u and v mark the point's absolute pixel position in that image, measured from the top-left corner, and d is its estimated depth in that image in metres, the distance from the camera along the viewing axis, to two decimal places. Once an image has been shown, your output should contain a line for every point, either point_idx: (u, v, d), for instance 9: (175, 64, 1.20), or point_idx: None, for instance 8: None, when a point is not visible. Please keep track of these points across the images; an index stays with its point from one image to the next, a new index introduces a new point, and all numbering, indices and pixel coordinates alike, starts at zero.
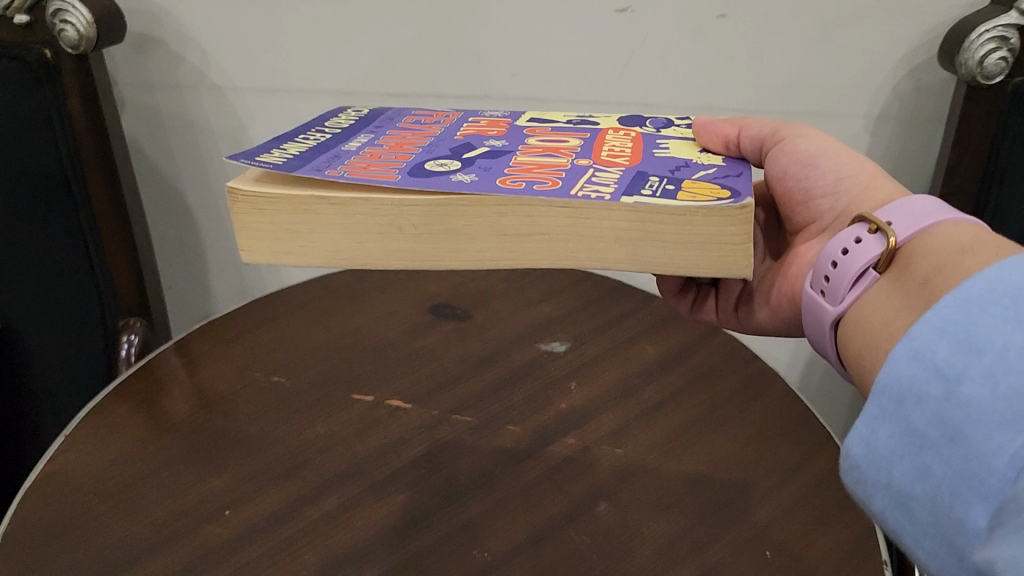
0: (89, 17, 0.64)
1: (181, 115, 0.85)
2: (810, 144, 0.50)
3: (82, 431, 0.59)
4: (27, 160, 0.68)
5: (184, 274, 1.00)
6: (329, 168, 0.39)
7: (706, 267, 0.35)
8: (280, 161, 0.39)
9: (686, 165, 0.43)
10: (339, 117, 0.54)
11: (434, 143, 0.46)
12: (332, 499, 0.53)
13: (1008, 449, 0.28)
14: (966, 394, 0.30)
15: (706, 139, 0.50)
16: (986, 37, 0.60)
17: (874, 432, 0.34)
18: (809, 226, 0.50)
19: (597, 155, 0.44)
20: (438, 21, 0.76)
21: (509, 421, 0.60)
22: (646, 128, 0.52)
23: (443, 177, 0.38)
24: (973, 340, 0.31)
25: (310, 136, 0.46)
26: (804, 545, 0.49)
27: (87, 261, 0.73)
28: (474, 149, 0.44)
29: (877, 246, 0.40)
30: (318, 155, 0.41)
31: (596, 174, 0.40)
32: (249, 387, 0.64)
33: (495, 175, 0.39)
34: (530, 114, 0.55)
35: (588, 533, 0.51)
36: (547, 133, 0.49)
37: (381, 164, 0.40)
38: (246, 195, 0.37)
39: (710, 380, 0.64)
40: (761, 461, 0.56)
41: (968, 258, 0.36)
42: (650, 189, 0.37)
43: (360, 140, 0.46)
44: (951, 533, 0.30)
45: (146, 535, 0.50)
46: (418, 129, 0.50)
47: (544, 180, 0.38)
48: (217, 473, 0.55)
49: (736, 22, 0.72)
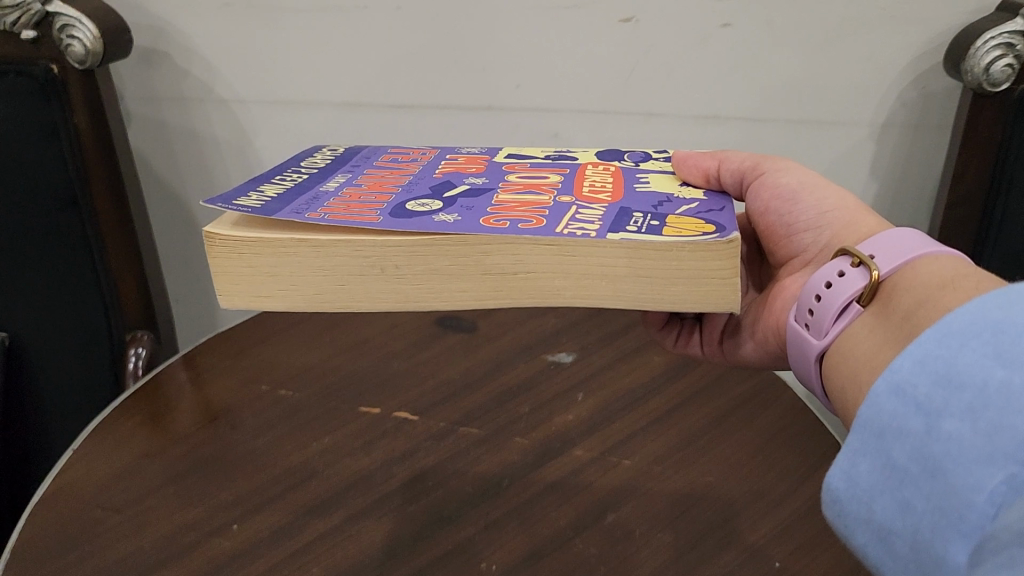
0: (96, 32, 0.65)
1: (186, 127, 0.85)
2: (791, 179, 0.50)
3: (90, 446, 0.59)
4: (32, 175, 0.68)
5: (189, 287, 1.00)
6: (309, 211, 0.38)
7: (692, 301, 0.36)
8: (258, 205, 0.39)
9: (668, 200, 0.43)
10: (315, 157, 0.54)
11: (413, 181, 0.46)
12: (341, 511, 0.53)
13: (988, 484, 0.28)
14: (946, 429, 0.30)
15: (686, 173, 0.49)
16: (992, 44, 0.60)
17: (855, 466, 0.33)
18: (792, 260, 0.50)
19: (579, 192, 0.44)
20: (443, 32, 0.76)
21: (516, 433, 0.60)
22: (624, 163, 0.52)
23: (428, 217, 0.38)
24: (953, 374, 0.30)
25: (286, 178, 0.46)
26: (813, 556, 0.49)
27: (92, 276, 0.73)
28: (454, 187, 0.44)
29: (860, 279, 0.41)
30: (296, 198, 0.41)
31: (580, 211, 0.40)
32: (255, 400, 0.64)
33: (478, 214, 0.39)
34: (507, 151, 0.55)
35: (597, 544, 0.51)
36: (527, 169, 0.49)
37: (361, 205, 0.40)
38: (224, 240, 0.37)
39: (717, 390, 0.64)
40: (769, 472, 0.56)
41: (951, 292, 0.36)
42: (635, 225, 0.38)
43: (337, 180, 0.46)
44: (930, 568, 0.30)
45: (155, 549, 0.50)
46: (395, 168, 0.50)
47: (528, 219, 0.38)
48: (224, 486, 0.56)
49: (740, 32, 0.72)
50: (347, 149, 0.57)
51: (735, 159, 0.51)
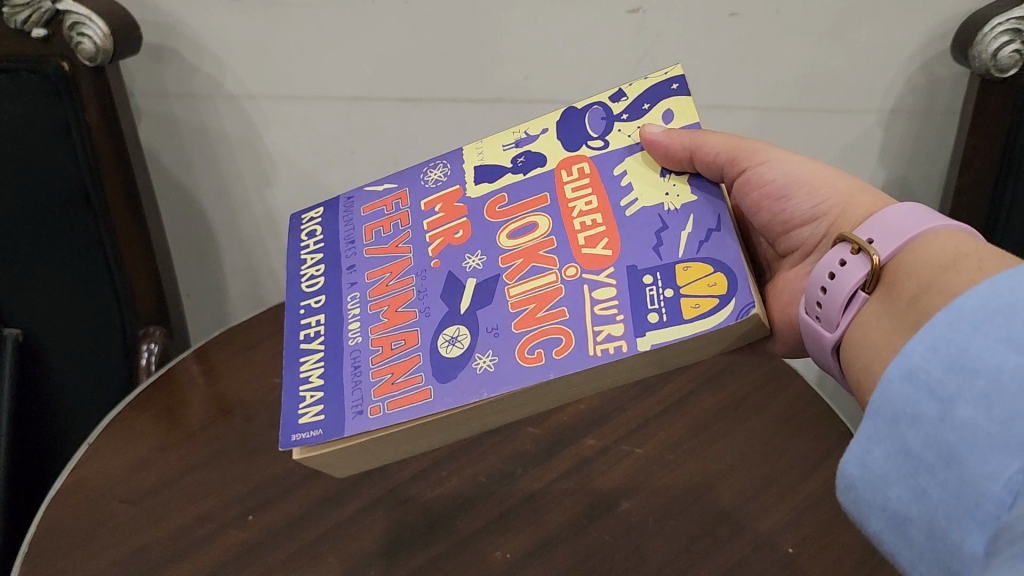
0: (106, 29, 0.65)
1: (196, 122, 0.85)
2: (776, 173, 0.49)
3: (105, 439, 0.60)
4: (47, 171, 0.69)
5: (200, 281, 1.00)
6: (366, 404, 0.39)
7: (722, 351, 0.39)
8: (320, 420, 0.39)
9: (663, 227, 0.42)
10: (309, 217, 0.52)
11: (423, 285, 0.44)
12: (356, 501, 0.54)
13: (1004, 473, 0.28)
14: (961, 415, 0.30)
15: (659, 161, 0.45)
16: (1000, 29, 0.60)
17: (869, 453, 0.34)
18: (793, 252, 0.51)
19: (578, 250, 0.43)
20: (451, 26, 0.76)
21: (529, 422, 0.60)
22: (593, 144, 0.47)
23: (467, 370, 0.39)
24: (966, 359, 0.31)
25: (307, 314, 0.45)
26: (824, 541, 0.50)
27: (105, 272, 0.74)
28: (463, 287, 0.43)
29: (861, 267, 0.40)
30: (339, 374, 0.41)
31: (596, 296, 0.40)
32: (268, 393, 0.65)
33: (510, 344, 0.39)
34: (468, 156, 0.50)
35: (610, 532, 0.51)
36: (510, 199, 0.46)
37: (397, 364, 0.40)
38: (321, 457, 0.38)
39: (729, 376, 0.64)
40: (782, 458, 0.56)
41: (955, 275, 0.37)
42: (654, 306, 0.39)
43: (353, 296, 0.45)
44: (947, 557, 0.30)
45: (172, 541, 0.51)
46: (387, 238, 0.48)
47: (560, 337, 0.39)
48: (239, 478, 0.56)
49: (748, 21, 0.72)
50: (322, 212, 0.51)
51: (714, 145, 0.46)
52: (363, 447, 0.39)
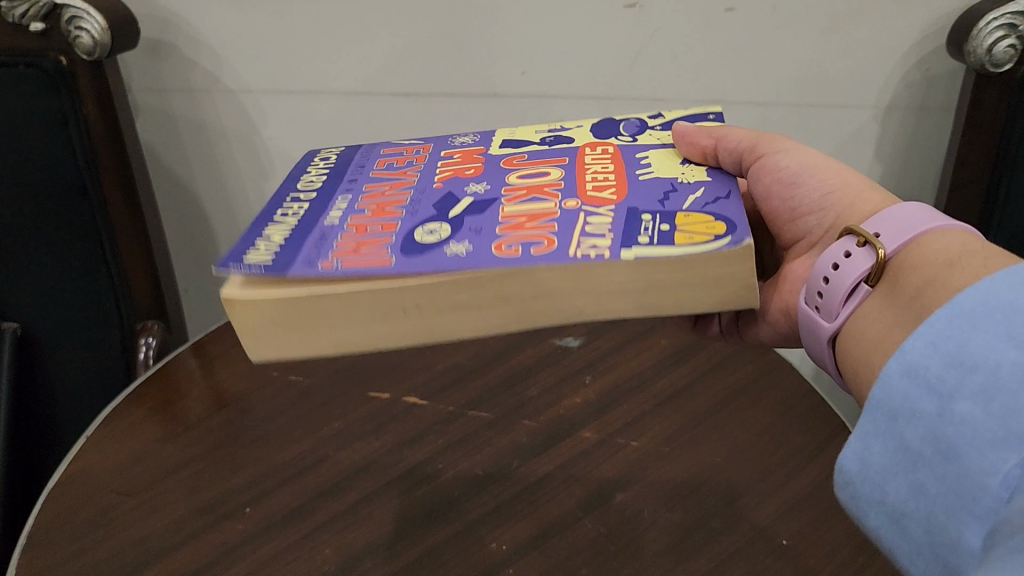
0: (104, 23, 0.65)
1: (195, 117, 0.86)
2: (793, 160, 0.50)
3: (103, 432, 0.60)
4: (45, 165, 0.69)
5: (199, 275, 1.00)
6: (321, 259, 0.37)
7: (712, 303, 0.37)
8: (268, 258, 0.37)
9: (673, 191, 0.43)
10: (320, 159, 0.54)
11: (416, 198, 0.45)
12: (353, 493, 0.54)
13: (1002, 467, 0.28)
14: (959, 411, 0.30)
15: (684, 151, 0.49)
16: (994, 24, 0.60)
17: (868, 448, 0.34)
18: (798, 242, 0.51)
19: (583, 192, 0.43)
20: (448, 20, 0.76)
21: (525, 416, 0.60)
22: (621, 139, 0.52)
23: (439, 250, 0.37)
24: (965, 355, 0.31)
25: (290, 207, 0.45)
26: (819, 533, 0.50)
27: (103, 266, 0.74)
28: (458, 203, 0.43)
29: (866, 260, 0.41)
30: (305, 239, 0.40)
31: (588, 220, 0.40)
32: (265, 387, 0.65)
33: (489, 240, 0.38)
34: (503, 135, 0.55)
35: (605, 524, 0.51)
36: (525, 162, 0.49)
37: (370, 240, 0.39)
38: (245, 301, 0.36)
39: (725, 372, 0.64)
40: (777, 452, 0.57)
41: (957, 270, 0.37)
42: (645, 233, 0.38)
43: (342, 201, 0.45)
44: (945, 551, 0.31)
45: (170, 532, 0.51)
46: (394, 177, 0.49)
47: (538, 240, 0.38)
48: (236, 471, 0.56)
49: (745, 15, 0.72)
50: (338, 153, 0.55)
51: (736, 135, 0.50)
52: (295, 312, 0.36)
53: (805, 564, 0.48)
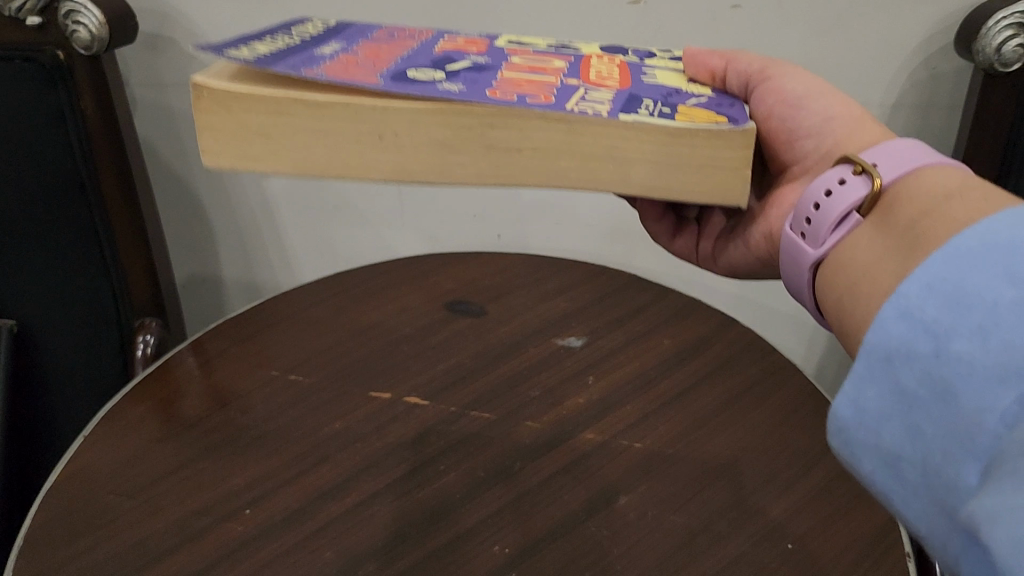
0: (102, 18, 0.64)
1: (193, 112, 0.85)
2: (797, 83, 0.50)
3: (101, 431, 0.60)
4: (42, 161, 0.68)
5: (197, 272, 0.99)
6: (306, 68, 0.39)
7: (700, 195, 0.39)
8: (252, 59, 0.39)
9: (677, 91, 0.44)
10: (308, 24, 0.54)
11: (413, 52, 0.46)
12: (354, 495, 0.54)
13: (999, 404, 0.27)
14: (956, 350, 0.29)
15: (694, 71, 0.51)
16: (1004, 23, 0.59)
17: (863, 394, 0.33)
18: (792, 166, 0.50)
19: (586, 75, 0.44)
20: (448, 15, 0.76)
21: (528, 416, 0.60)
22: (630, 57, 0.52)
23: (430, 85, 0.39)
24: (963, 295, 0.30)
25: (282, 39, 0.46)
26: (826, 537, 0.50)
27: (101, 263, 0.73)
28: (455, 61, 0.44)
29: (861, 189, 0.40)
30: (298, 57, 0.41)
31: (587, 92, 0.41)
32: (265, 386, 0.64)
33: (481, 87, 0.39)
34: (508, 35, 0.55)
35: (609, 525, 0.51)
36: (527, 53, 0.49)
37: (360, 66, 0.41)
38: (212, 89, 0.37)
39: (728, 373, 0.63)
40: (783, 453, 0.56)
41: (956, 204, 0.36)
42: (646, 110, 0.39)
43: (336, 46, 0.46)
44: (940, 492, 0.29)
45: (170, 532, 0.51)
46: (393, 40, 0.50)
47: (535, 96, 0.39)
48: (236, 472, 0.56)
49: (750, 12, 0.72)
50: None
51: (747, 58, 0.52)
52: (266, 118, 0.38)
53: (811, 567, 0.48)
